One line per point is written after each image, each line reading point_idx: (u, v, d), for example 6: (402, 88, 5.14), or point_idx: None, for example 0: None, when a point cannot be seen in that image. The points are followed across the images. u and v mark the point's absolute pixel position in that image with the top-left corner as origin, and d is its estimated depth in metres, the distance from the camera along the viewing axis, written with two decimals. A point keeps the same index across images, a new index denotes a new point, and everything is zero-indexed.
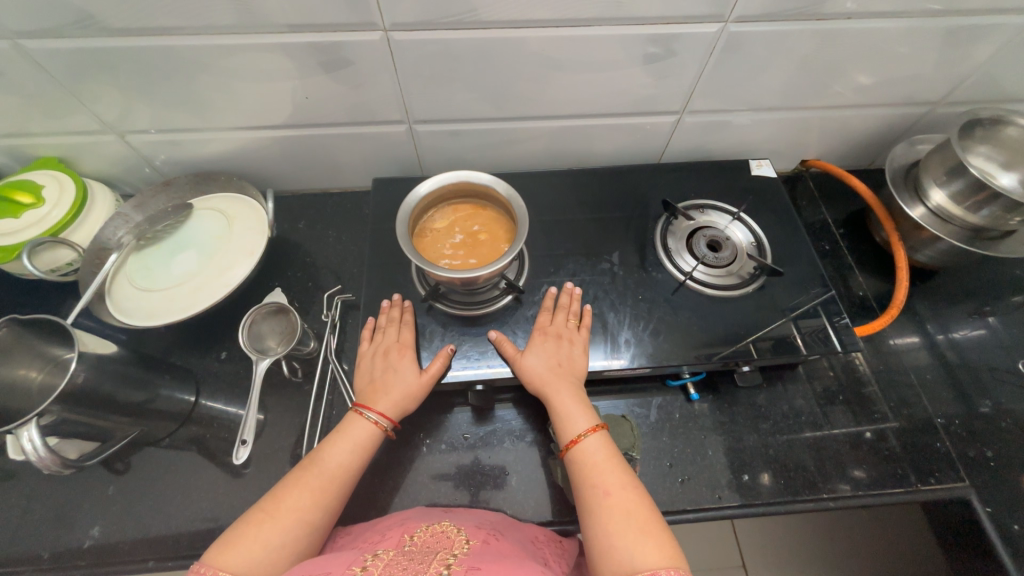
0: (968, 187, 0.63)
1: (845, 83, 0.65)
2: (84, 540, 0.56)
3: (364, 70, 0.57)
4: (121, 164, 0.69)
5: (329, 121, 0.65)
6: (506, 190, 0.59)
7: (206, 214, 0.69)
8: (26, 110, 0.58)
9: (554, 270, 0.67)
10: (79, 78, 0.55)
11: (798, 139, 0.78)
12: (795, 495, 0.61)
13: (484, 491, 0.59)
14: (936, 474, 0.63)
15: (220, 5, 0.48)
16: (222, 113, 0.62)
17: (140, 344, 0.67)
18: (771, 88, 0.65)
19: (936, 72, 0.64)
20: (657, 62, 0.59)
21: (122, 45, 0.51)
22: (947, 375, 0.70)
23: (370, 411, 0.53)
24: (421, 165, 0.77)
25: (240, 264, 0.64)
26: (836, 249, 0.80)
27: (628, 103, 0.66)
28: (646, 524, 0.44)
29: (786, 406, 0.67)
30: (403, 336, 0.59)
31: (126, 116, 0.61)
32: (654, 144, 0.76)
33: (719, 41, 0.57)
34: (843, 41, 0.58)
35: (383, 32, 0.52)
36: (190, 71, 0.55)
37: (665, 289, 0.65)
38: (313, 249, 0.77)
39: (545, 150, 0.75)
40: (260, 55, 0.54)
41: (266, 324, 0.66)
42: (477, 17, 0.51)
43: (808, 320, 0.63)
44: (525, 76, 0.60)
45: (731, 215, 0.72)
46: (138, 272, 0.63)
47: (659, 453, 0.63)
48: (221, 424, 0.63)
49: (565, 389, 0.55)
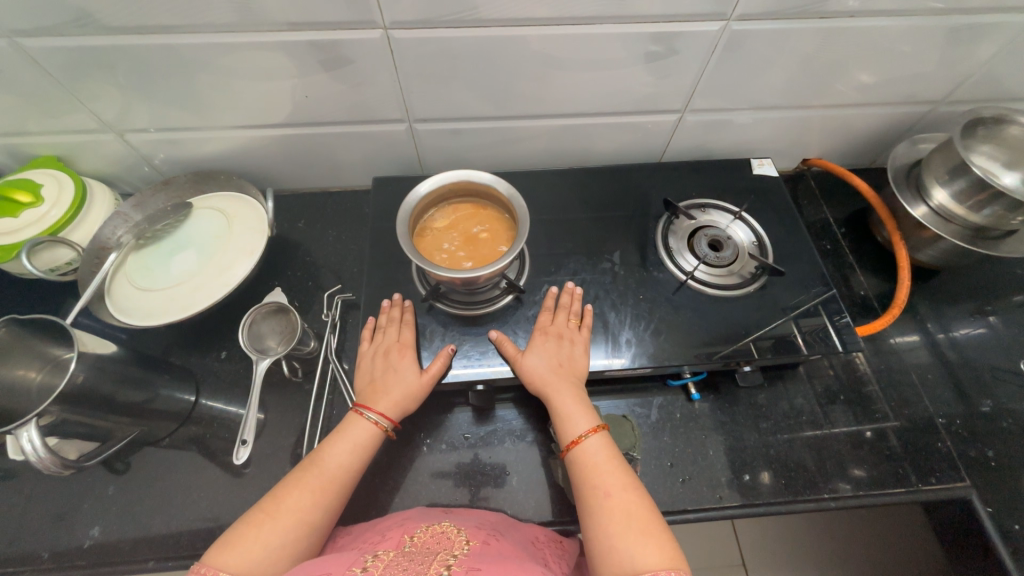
0: (970, 186, 0.62)
1: (847, 82, 0.65)
2: (85, 540, 0.56)
3: (364, 69, 0.57)
4: (120, 163, 0.69)
5: (329, 119, 0.64)
6: (507, 189, 0.58)
7: (205, 213, 0.69)
8: (24, 109, 0.58)
9: (554, 270, 0.67)
10: (78, 77, 0.54)
11: (799, 138, 0.78)
12: (795, 495, 0.61)
13: (485, 491, 0.59)
14: (936, 474, 0.63)
15: (218, 3, 0.47)
16: (221, 112, 0.62)
17: (140, 343, 0.67)
18: (773, 87, 0.65)
19: (938, 70, 0.64)
20: (658, 60, 0.59)
21: (120, 44, 0.51)
22: (948, 375, 0.70)
23: (370, 411, 0.53)
24: (421, 164, 0.76)
25: (240, 264, 0.64)
26: (837, 249, 0.80)
27: (629, 101, 0.66)
28: (647, 525, 0.44)
29: (787, 406, 0.67)
30: (403, 336, 0.59)
31: (124, 114, 0.61)
32: (655, 143, 0.76)
33: (720, 40, 0.56)
34: (845, 39, 0.58)
35: (383, 30, 0.52)
36: (188, 70, 0.55)
37: (666, 288, 0.65)
38: (313, 248, 0.77)
39: (546, 149, 0.75)
40: (259, 54, 0.53)
41: (266, 324, 0.66)
42: (477, 16, 0.51)
43: (809, 320, 0.63)
44: (525, 75, 0.60)
45: (732, 214, 0.72)
46: (137, 272, 0.63)
47: (659, 453, 0.63)
48: (221, 423, 0.63)
49: (566, 389, 0.54)
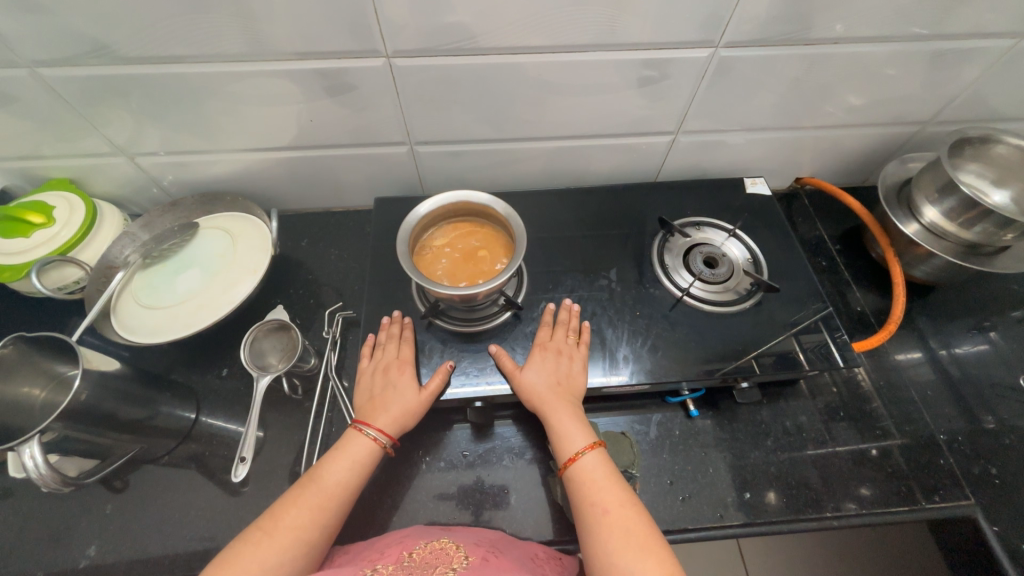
0: (959, 205, 0.64)
1: (836, 103, 0.67)
2: (80, 560, 0.55)
3: (366, 95, 0.59)
4: (130, 184, 0.71)
5: (331, 142, 0.67)
6: (505, 208, 0.60)
7: (210, 232, 0.70)
8: (40, 133, 0.60)
9: (552, 287, 0.68)
10: (93, 105, 0.57)
11: (791, 158, 0.79)
12: (798, 514, 0.60)
13: (485, 510, 0.59)
14: (941, 492, 0.62)
15: (231, 34, 0.50)
16: (228, 136, 0.64)
17: (143, 361, 0.68)
18: (764, 110, 0.67)
19: (923, 92, 0.66)
20: (651, 84, 0.61)
21: (133, 72, 0.53)
22: (950, 390, 0.70)
23: (370, 427, 0.53)
24: (422, 185, 0.78)
25: (243, 281, 0.65)
26: (833, 265, 0.81)
27: (623, 123, 0.67)
28: (646, 541, 0.44)
29: (789, 423, 0.67)
30: (403, 352, 0.60)
31: (136, 139, 0.63)
32: (651, 164, 0.77)
33: (710, 66, 0.59)
34: (830, 64, 0.60)
35: (385, 58, 0.54)
36: (199, 96, 0.57)
37: (663, 305, 0.66)
38: (316, 266, 0.78)
39: (544, 169, 0.77)
40: (267, 81, 0.56)
41: (267, 341, 0.67)
42: (476, 44, 0.53)
43: (808, 336, 0.63)
44: (523, 99, 0.62)
45: (727, 232, 0.73)
46: (143, 291, 0.64)
47: (659, 470, 0.62)
48: (221, 441, 0.63)
49: (564, 406, 0.55)
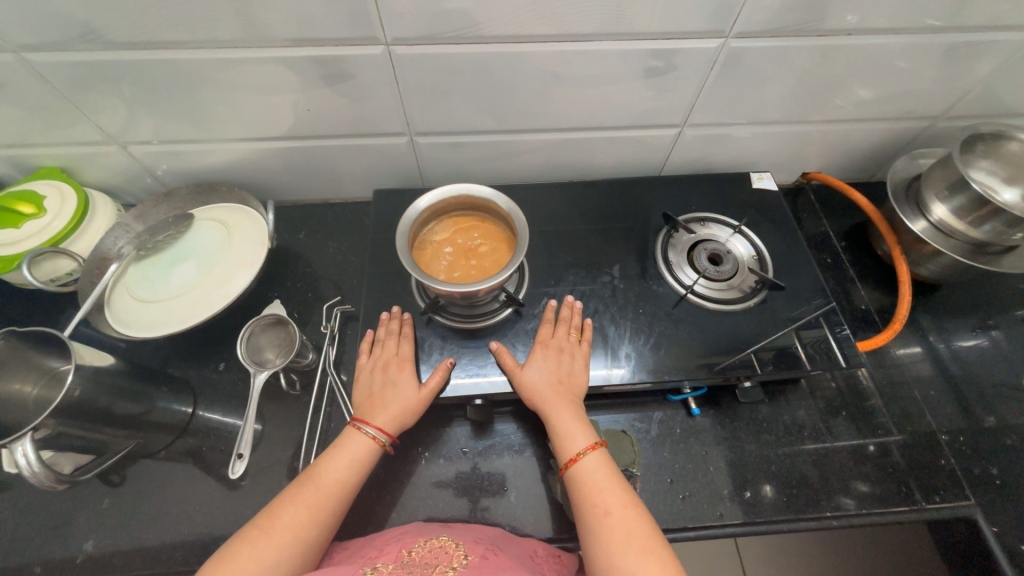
0: (969, 202, 0.63)
1: (847, 97, 0.65)
2: (77, 554, 0.55)
3: (365, 84, 0.57)
4: (124, 174, 0.70)
5: (329, 132, 0.65)
6: (507, 203, 0.59)
7: (206, 224, 0.69)
8: (28, 120, 0.58)
9: (554, 283, 0.67)
10: (82, 91, 0.55)
11: (798, 152, 0.78)
12: (797, 513, 0.60)
13: (484, 507, 0.58)
14: (941, 493, 0.62)
15: (223, 19, 0.48)
16: (223, 125, 0.62)
17: (139, 354, 0.67)
18: (773, 103, 0.65)
19: (936, 86, 0.64)
20: (658, 76, 0.59)
21: (123, 57, 0.51)
22: (952, 390, 0.69)
23: (368, 426, 0.52)
24: (422, 177, 0.77)
25: (240, 275, 0.64)
26: (838, 262, 0.80)
27: (629, 115, 0.66)
28: (647, 543, 0.43)
29: (789, 422, 0.66)
30: (402, 349, 0.59)
31: (128, 127, 0.61)
32: (655, 157, 0.76)
33: (720, 57, 0.57)
34: (843, 56, 0.58)
35: (385, 46, 0.52)
36: (192, 84, 0.55)
37: (666, 302, 0.65)
38: (314, 259, 0.77)
39: (546, 162, 0.75)
40: (262, 68, 0.54)
41: (264, 336, 0.66)
42: (478, 32, 0.52)
43: (808, 331, 0.63)
44: (525, 89, 0.60)
45: (732, 228, 0.72)
46: (137, 283, 0.63)
47: (659, 468, 0.62)
48: (219, 435, 0.63)
49: (565, 405, 0.54)
